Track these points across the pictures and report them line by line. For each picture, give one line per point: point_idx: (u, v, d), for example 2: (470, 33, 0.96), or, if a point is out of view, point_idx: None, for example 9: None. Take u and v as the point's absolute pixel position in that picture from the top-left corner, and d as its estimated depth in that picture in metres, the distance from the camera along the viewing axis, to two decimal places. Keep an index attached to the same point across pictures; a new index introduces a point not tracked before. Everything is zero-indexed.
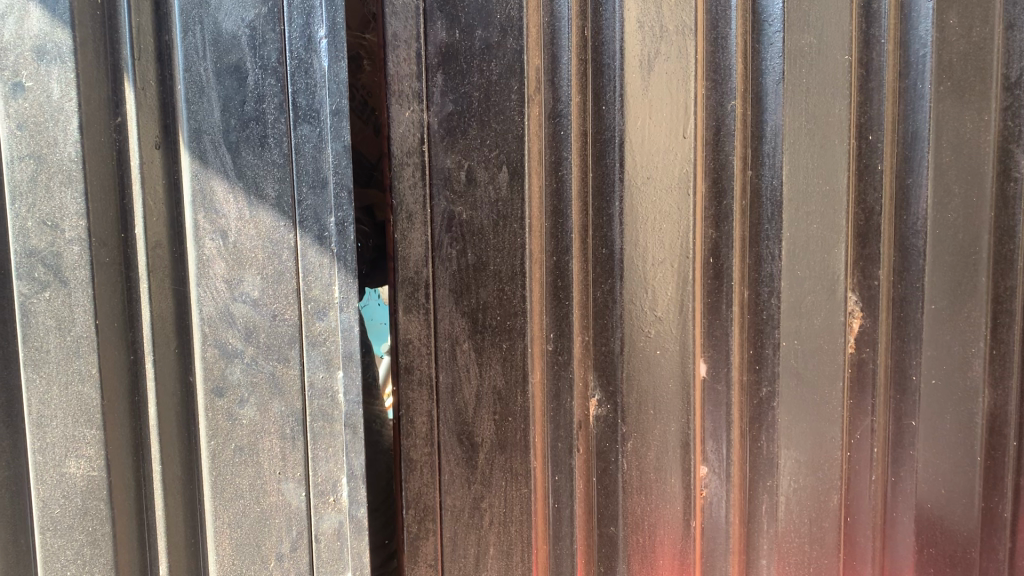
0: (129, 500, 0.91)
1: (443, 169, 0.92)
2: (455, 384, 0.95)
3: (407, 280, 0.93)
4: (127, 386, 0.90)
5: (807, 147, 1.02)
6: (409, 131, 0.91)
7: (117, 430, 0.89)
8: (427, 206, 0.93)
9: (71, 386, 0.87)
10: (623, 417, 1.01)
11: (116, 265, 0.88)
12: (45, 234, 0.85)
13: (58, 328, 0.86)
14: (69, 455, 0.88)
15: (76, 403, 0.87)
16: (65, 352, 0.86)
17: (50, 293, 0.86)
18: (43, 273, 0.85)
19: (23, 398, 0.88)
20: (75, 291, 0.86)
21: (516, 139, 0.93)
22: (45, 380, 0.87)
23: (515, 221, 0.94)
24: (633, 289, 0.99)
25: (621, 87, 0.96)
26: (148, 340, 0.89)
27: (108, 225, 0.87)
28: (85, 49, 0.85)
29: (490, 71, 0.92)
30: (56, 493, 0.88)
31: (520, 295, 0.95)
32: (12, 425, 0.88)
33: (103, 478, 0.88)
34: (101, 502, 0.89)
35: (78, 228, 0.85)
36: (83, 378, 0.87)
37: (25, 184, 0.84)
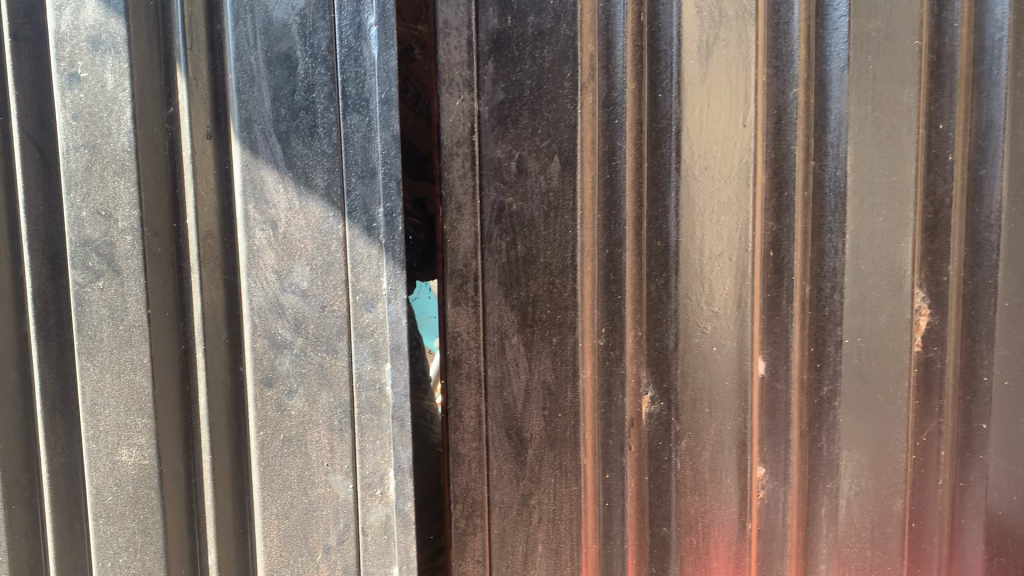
0: (179, 490, 0.91)
1: (493, 158, 0.91)
2: (504, 379, 0.93)
3: (456, 272, 0.92)
4: (178, 376, 0.90)
5: (874, 137, 0.98)
6: (460, 119, 0.90)
7: (168, 419, 0.90)
8: (477, 196, 0.91)
9: (123, 375, 0.88)
10: (677, 414, 0.98)
11: (168, 255, 0.88)
12: (99, 224, 0.86)
13: (112, 317, 0.87)
14: (121, 444, 0.89)
15: (128, 391, 0.88)
16: (118, 341, 0.87)
17: (103, 283, 0.86)
18: (97, 263, 0.86)
19: (77, 385, 0.89)
20: (128, 280, 0.86)
21: (569, 128, 0.91)
22: (99, 368, 0.88)
23: (566, 212, 0.92)
24: (688, 283, 0.96)
25: (679, 73, 0.93)
26: (200, 330, 0.89)
27: (160, 215, 0.87)
28: (137, 42, 0.85)
29: (543, 59, 0.90)
30: (108, 481, 0.90)
31: (571, 289, 0.93)
32: (66, 413, 0.90)
33: (154, 467, 0.89)
34: (152, 491, 0.89)
35: (131, 218, 0.86)
36: (135, 367, 0.88)
37: (80, 173, 0.86)
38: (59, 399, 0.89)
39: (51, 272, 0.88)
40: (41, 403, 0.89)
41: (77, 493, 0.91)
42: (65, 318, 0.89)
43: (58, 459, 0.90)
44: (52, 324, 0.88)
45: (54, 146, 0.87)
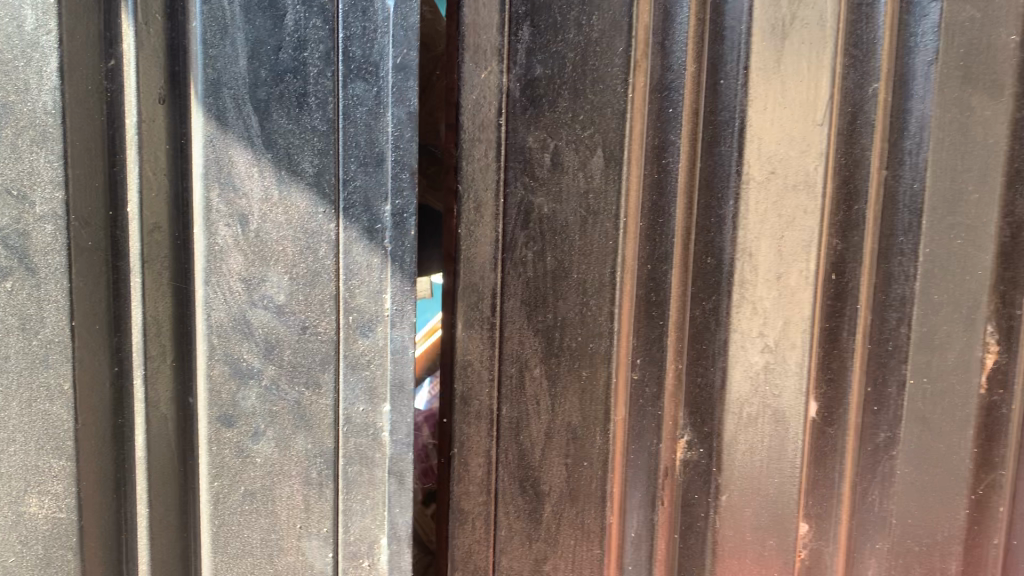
0: (105, 549, 0.71)
1: (523, 149, 0.73)
2: (520, 420, 0.77)
3: (469, 287, 0.75)
4: (111, 405, 0.70)
5: (959, 147, 0.83)
6: (485, 97, 0.73)
7: (94, 460, 0.70)
8: (500, 194, 0.74)
9: (36, 403, 0.67)
10: (718, 464, 0.82)
11: (101, 252, 0.68)
12: (9, 206, 0.65)
13: (22, 328, 0.66)
14: (30, 491, 0.68)
15: (40, 425, 0.68)
16: (30, 360, 0.67)
17: (13, 283, 0.66)
18: (5, 258, 0.65)
19: None
20: (45, 283, 0.66)
21: (616, 115, 0.74)
22: (4, 394, 0.67)
23: (607, 217, 0.75)
24: (739, 309, 0.80)
25: (746, 57, 0.77)
26: (140, 350, 0.69)
27: (92, 199, 0.67)
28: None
29: (590, 27, 0.73)
30: (12, 537, 0.69)
31: (607, 313, 0.76)
32: None
33: (71, 522, 0.69)
34: (67, 552, 0.69)
35: (51, 201, 0.65)
36: (51, 394, 0.67)
37: None
38: None
39: None
40: None
41: None
42: None
43: None
44: None
45: None
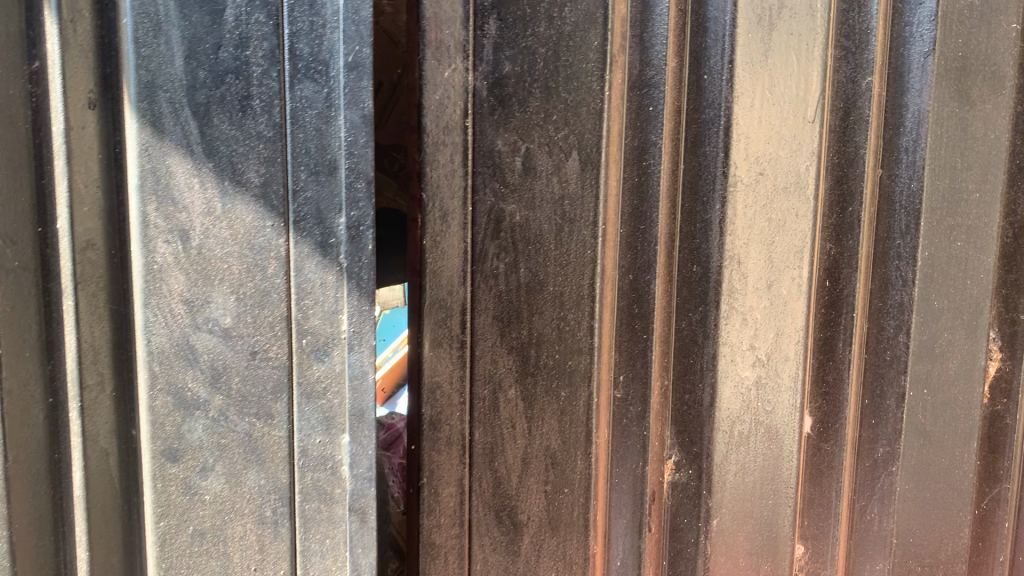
0: None
1: (492, 152, 0.67)
2: (495, 446, 0.71)
3: (437, 303, 0.67)
4: (45, 441, 0.63)
5: (958, 143, 0.78)
6: (449, 97, 0.66)
7: (27, 501, 0.62)
8: (468, 201, 0.67)
9: None
10: (709, 487, 0.77)
11: (29, 273, 0.61)
12: None
13: None
14: None
15: None
16: None
17: None
18: None
19: None
20: None
21: (592, 116, 0.69)
22: None
23: (585, 225, 0.70)
24: (730, 320, 0.75)
25: (732, 50, 0.71)
26: (74, 379, 0.63)
27: (16, 217, 0.60)
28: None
29: (563, 19, 0.67)
30: None
31: (586, 327, 0.71)
32: None
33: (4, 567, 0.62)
34: None
35: None
36: None
37: None
38: None
39: None
40: None
41: None
42: None
43: None
44: None
45: None
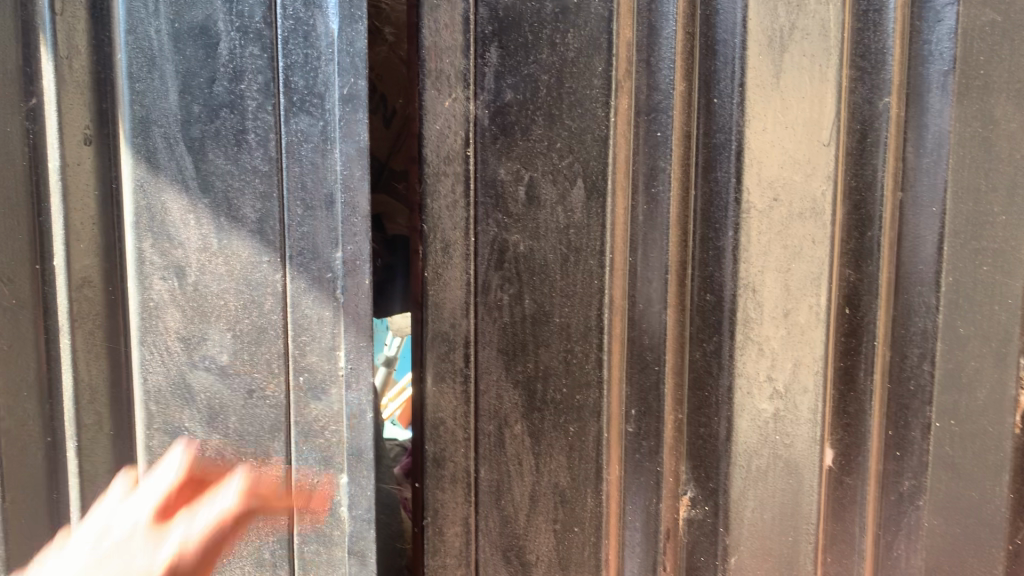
0: None
1: (495, 181, 0.67)
2: (501, 483, 0.69)
3: (439, 336, 0.68)
4: (43, 478, 0.65)
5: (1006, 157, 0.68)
6: (450, 126, 0.66)
7: (25, 536, 0.64)
8: (470, 232, 0.67)
9: None
10: (726, 525, 0.72)
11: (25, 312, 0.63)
12: None
13: None
14: None
15: None
16: None
17: None
18: None
19: None
20: None
21: (597, 142, 0.66)
22: None
23: (591, 254, 0.67)
24: (745, 352, 0.70)
25: (742, 73, 0.68)
26: (71, 418, 0.64)
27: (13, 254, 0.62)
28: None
29: (566, 45, 0.65)
30: None
31: (594, 360, 0.68)
32: None
33: None
34: None
35: None
36: None
37: None
38: None
39: None
40: None
41: None
42: None
43: None
44: None
45: None
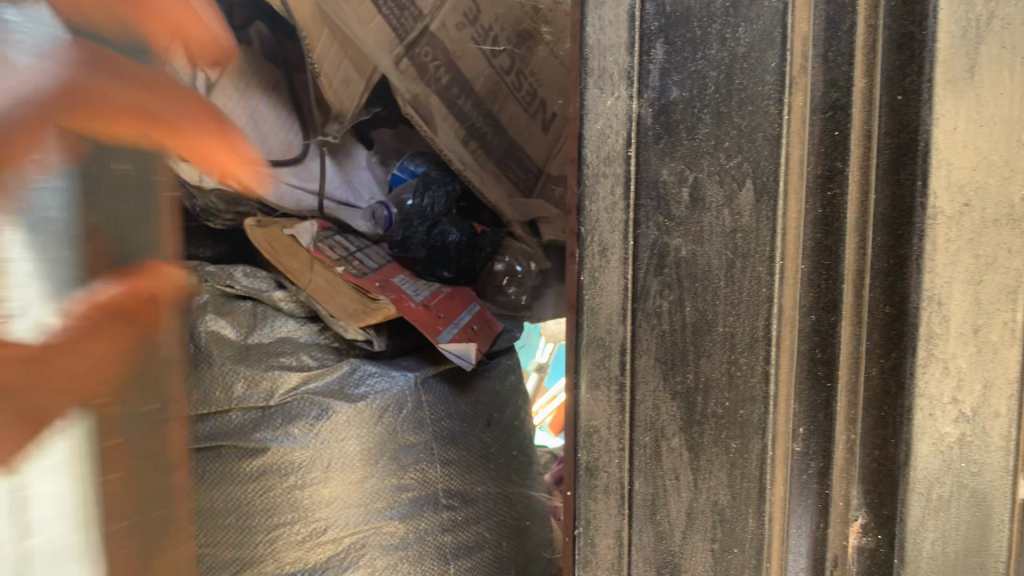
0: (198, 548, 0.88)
1: (657, 183, 0.64)
2: (656, 498, 0.67)
3: (595, 342, 0.68)
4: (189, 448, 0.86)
5: None
6: (611, 126, 0.65)
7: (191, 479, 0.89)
8: (630, 236, 0.66)
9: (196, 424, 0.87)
10: (902, 563, 0.64)
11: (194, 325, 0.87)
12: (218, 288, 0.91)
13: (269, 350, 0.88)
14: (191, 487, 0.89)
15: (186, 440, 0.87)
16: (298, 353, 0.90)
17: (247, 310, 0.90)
18: (215, 325, 0.88)
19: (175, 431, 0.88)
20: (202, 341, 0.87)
21: (769, 141, 0.61)
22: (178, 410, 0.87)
23: (760, 259, 0.62)
24: (928, 370, 0.61)
25: (930, 66, 0.58)
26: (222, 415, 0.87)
27: None
28: None
29: (737, 39, 0.61)
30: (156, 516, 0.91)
31: (760, 374, 0.63)
32: None
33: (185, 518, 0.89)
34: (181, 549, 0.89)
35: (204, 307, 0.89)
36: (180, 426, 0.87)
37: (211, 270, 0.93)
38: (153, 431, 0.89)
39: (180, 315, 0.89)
40: None
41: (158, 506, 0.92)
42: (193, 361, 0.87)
43: None
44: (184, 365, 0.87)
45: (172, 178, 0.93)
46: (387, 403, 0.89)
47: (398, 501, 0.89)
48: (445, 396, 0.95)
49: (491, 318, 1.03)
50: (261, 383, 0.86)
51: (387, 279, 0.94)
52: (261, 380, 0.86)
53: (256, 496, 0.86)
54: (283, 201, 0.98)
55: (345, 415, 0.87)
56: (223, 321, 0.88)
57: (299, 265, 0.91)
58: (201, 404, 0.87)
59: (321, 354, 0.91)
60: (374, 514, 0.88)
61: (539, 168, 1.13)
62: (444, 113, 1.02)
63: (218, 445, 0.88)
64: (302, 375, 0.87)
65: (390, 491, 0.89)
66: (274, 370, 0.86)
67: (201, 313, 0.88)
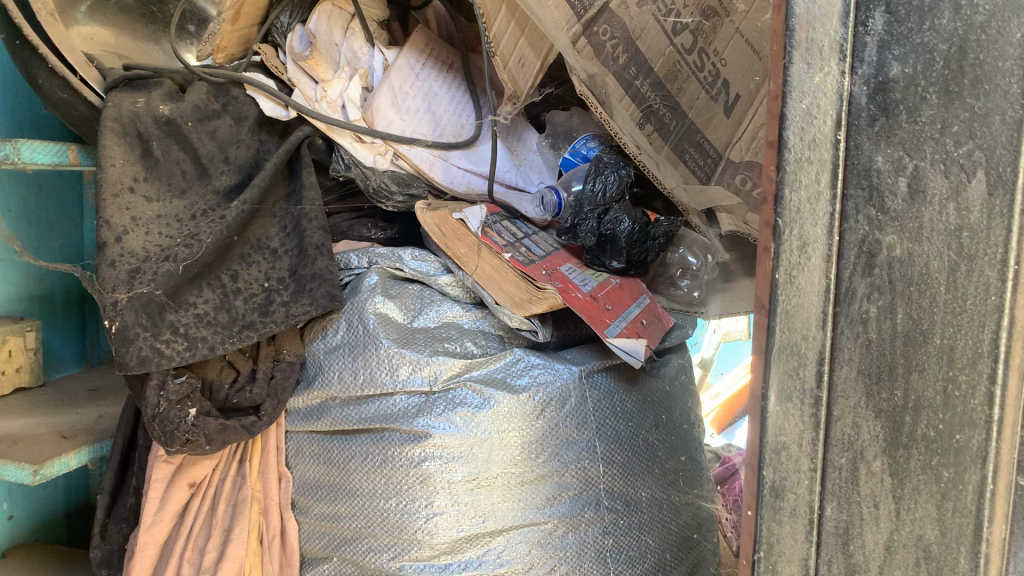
0: (356, 523, 0.86)
1: (871, 171, 0.56)
2: (850, 526, 0.59)
3: (787, 348, 0.58)
4: (355, 426, 0.86)
5: None
6: (820, 104, 0.55)
7: (351, 455, 0.87)
8: (835, 230, 0.57)
9: (362, 401, 0.86)
10: None
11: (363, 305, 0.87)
12: (390, 267, 0.91)
13: (434, 337, 0.87)
14: (351, 463, 0.86)
15: (354, 416, 0.86)
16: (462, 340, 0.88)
17: (412, 294, 0.90)
18: (384, 305, 0.87)
19: (337, 409, 0.87)
20: (371, 321, 0.86)
21: (1007, 125, 0.53)
22: (342, 391, 0.86)
23: (990, 263, 0.54)
24: None
25: None
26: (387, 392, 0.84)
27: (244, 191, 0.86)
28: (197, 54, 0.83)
29: (974, 7, 0.53)
30: (315, 490, 0.89)
31: (983, 395, 0.55)
32: (321, 410, 0.88)
33: (345, 492, 0.87)
34: (341, 524, 0.87)
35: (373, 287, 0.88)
36: (346, 400, 0.87)
37: (381, 251, 0.92)
38: (318, 405, 0.88)
39: (350, 292, 0.89)
40: (306, 404, 0.89)
41: (314, 478, 0.90)
42: (357, 342, 0.86)
43: (324, 427, 0.88)
44: (351, 345, 0.87)
45: (349, 160, 0.93)
46: (550, 396, 0.86)
47: (558, 498, 0.86)
48: (609, 392, 0.90)
49: (661, 312, 0.98)
50: (425, 368, 0.84)
51: (554, 267, 0.90)
52: (426, 365, 0.84)
53: (415, 482, 0.83)
54: (453, 183, 0.97)
55: (507, 405, 0.84)
56: (390, 304, 0.88)
57: (466, 250, 0.89)
58: (366, 385, 0.85)
59: (485, 341, 0.89)
60: (534, 510, 0.85)
61: (719, 154, 1.03)
62: (619, 95, 0.99)
63: (380, 427, 0.85)
64: (465, 362, 0.85)
65: (550, 488, 0.85)
66: (438, 356, 0.85)
67: (371, 293, 0.88)
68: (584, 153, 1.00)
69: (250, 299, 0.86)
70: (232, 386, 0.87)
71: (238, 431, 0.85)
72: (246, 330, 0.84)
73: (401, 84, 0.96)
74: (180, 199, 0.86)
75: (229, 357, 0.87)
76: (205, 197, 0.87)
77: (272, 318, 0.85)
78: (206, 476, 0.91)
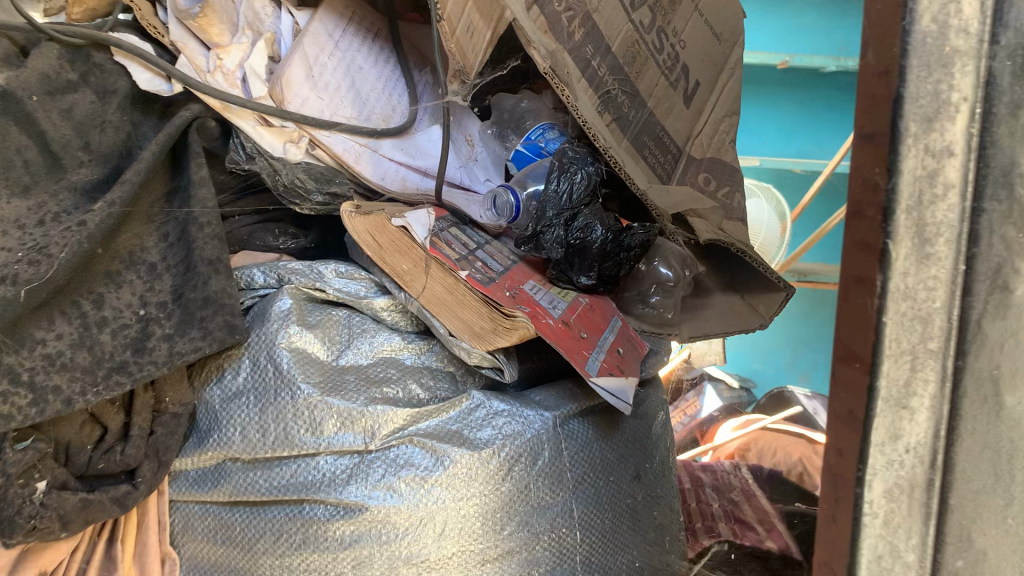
0: None
1: (1010, 175, 0.41)
2: None
3: (893, 420, 0.42)
4: (260, 495, 0.66)
5: None
6: (951, 84, 0.40)
7: (255, 535, 0.66)
8: (962, 258, 0.42)
9: (271, 465, 0.66)
10: None
11: (273, 335, 0.68)
12: (308, 288, 0.71)
13: (371, 379, 0.69)
14: (257, 545, 0.66)
15: (261, 483, 0.66)
16: (403, 381, 0.70)
17: (335, 320, 0.71)
18: (303, 338, 0.68)
19: (236, 471, 0.66)
20: (286, 357, 0.67)
21: None
22: (243, 449, 0.66)
23: None
24: None
25: None
26: (306, 451, 0.65)
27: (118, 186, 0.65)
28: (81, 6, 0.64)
29: None
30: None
31: None
32: (219, 474, 0.67)
33: None
34: None
35: (285, 312, 0.69)
36: (251, 460, 0.66)
37: (298, 266, 0.73)
38: (215, 468, 0.68)
39: (258, 314, 0.70)
40: (194, 465, 0.68)
41: (205, 561, 0.69)
42: (266, 384, 0.66)
43: (222, 498, 0.67)
44: (257, 387, 0.67)
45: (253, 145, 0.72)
46: (518, 451, 0.69)
47: None
48: (587, 442, 0.74)
49: (636, 337, 0.83)
50: (359, 422, 0.65)
51: (517, 286, 0.73)
52: (360, 417, 0.65)
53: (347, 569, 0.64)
54: (386, 180, 0.79)
55: (466, 465, 0.66)
56: (311, 336, 0.69)
57: (410, 266, 0.69)
58: (278, 444, 0.65)
59: (433, 381, 0.72)
60: None
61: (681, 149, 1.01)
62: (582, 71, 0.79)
63: (298, 498, 0.65)
64: (411, 412, 0.67)
65: (516, 566, 0.68)
66: (376, 405, 0.66)
67: (284, 322, 0.68)
68: (540, 144, 0.82)
69: (120, 331, 0.63)
70: (98, 448, 0.64)
71: (106, 506, 0.63)
72: (116, 374, 0.62)
73: (317, 55, 0.76)
74: (22, 197, 0.63)
75: (94, 409, 0.64)
76: (55, 196, 0.65)
77: (151, 358, 0.64)
78: (60, 564, 0.64)
